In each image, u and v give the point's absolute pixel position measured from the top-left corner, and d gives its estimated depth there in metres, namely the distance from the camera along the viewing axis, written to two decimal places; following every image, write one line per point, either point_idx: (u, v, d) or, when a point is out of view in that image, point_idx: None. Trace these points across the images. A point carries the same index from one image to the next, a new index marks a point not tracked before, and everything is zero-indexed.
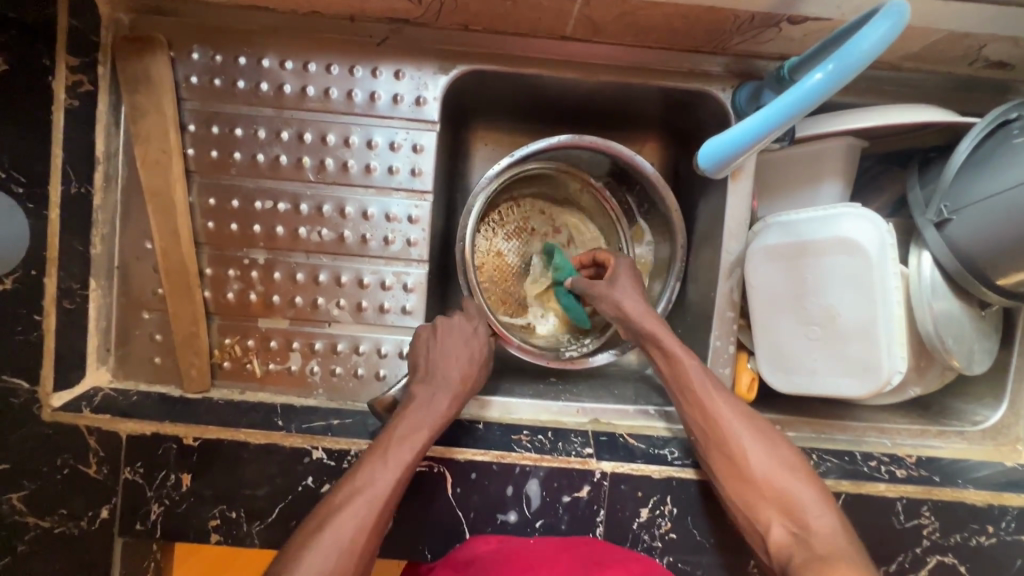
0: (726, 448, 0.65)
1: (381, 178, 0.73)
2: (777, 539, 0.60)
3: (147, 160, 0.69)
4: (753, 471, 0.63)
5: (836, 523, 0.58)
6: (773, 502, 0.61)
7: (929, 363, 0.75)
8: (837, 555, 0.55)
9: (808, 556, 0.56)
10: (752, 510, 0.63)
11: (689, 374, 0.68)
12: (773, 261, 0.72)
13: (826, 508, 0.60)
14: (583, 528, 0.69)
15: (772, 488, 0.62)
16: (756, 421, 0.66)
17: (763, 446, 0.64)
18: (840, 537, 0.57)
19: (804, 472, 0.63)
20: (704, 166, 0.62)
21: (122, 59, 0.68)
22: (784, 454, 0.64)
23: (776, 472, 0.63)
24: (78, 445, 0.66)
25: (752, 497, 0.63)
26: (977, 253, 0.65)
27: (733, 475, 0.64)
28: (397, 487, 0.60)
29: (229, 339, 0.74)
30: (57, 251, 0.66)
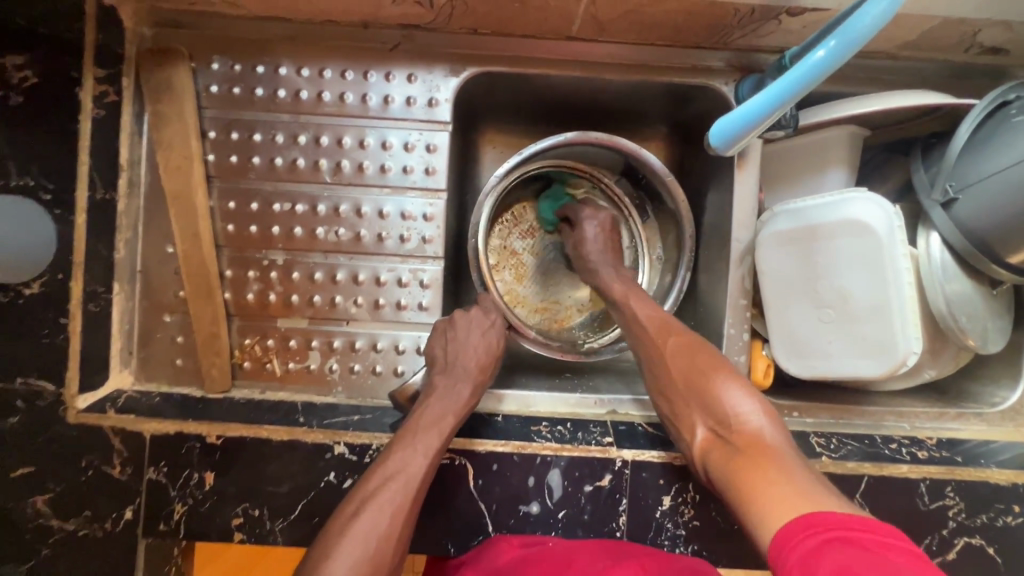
0: (656, 367, 0.68)
1: (396, 177, 0.75)
2: (704, 438, 0.61)
3: (170, 167, 0.72)
4: (678, 381, 0.65)
5: (759, 416, 0.57)
6: (700, 406, 0.62)
7: (943, 344, 0.75)
8: (753, 445, 0.55)
9: (727, 450, 0.57)
10: (684, 420, 0.64)
11: (630, 308, 0.74)
12: (782, 245, 0.73)
13: (750, 403, 0.59)
14: (606, 517, 0.69)
15: (695, 391, 0.63)
16: (682, 332, 0.69)
17: (685, 355, 0.66)
18: (759, 427, 0.56)
19: (725, 370, 0.63)
20: (716, 145, 0.64)
21: (146, 71, 0.71)
22: (707, 358, 0.65)
23: (696, 373, 0.64)
24: (102, 446, 0.66)
25: (684, 406, 0.64)
26: (987, 232, 0.66)
27: (667, 388, 0.66)
28: (428, 474, 0.61)
29: (249, 339, 0.75)
30: (82, 256, 0.67)
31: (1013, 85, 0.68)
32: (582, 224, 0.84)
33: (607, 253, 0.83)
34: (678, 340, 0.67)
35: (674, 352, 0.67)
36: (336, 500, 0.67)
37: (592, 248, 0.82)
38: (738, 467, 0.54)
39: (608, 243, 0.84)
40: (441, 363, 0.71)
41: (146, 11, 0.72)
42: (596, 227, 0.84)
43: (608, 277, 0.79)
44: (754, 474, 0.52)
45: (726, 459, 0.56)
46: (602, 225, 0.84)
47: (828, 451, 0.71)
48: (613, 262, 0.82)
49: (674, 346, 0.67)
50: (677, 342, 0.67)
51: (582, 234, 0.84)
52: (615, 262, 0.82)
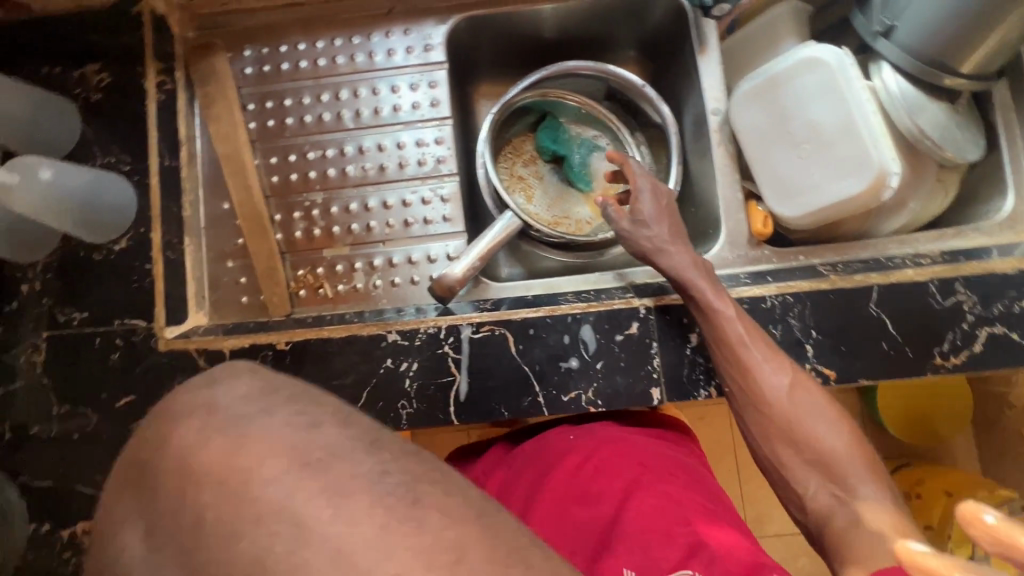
0: (764, 406, 0.67)
1: (407, 114, 0.87)
2: (818, 504, 0.62)
3: (220, 134, 0.85)
4: (794, 429, 0.65)
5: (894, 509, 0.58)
6: (817, 465, 0.63)
7: (923, 164, 0.81)
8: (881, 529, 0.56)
9: (847, 521, 0.58)
10: (792, 471, 0.64)
11: (726, 329, 0.69)
12: (751, 102, 0.81)
13: (870, 484, 0.60)
14: (642, 362, 0.74)
15: (816, 453, 0.63)
16: (799, 374, 0.68)
17: (803, 403, 0.66)
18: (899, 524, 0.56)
19: (840, 425, 0.65)
20: None
21: (194, 62, 0.86)
22: (823, 410, 0.65)
23: (808, 419, 0.65)
24: (189, 367, 0.76)
25: (793, 453, 0.65)
26: (928, 48, 0.75)
27: (777, 434, 0.66)
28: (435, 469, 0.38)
29: (302, 271, 0.85)
30: (157, 211, 0.80)
31: None
32: (635, 189, 0.77)
33: (669, 225, 0.77)
34: (788, 383, 0.67)
35: (789, 398, 0.66)
36: (395, 384, 0.75)
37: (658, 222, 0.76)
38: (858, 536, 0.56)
39: (668, 216, 0.78)
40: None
41: (188, 19, 0.88)
42: (652, 196, 0.78)
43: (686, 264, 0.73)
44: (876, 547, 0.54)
45: (846, 531, 0.57)
46: (661, 200, 0.78)
47: (836, 272, 0.77)
48: (681, 235, 0.77)
49: (779, 387, 0.67)
50: (792, 385, 0.67)
51: (636, 206, 0.77)
52: (683, 242, 0.76)
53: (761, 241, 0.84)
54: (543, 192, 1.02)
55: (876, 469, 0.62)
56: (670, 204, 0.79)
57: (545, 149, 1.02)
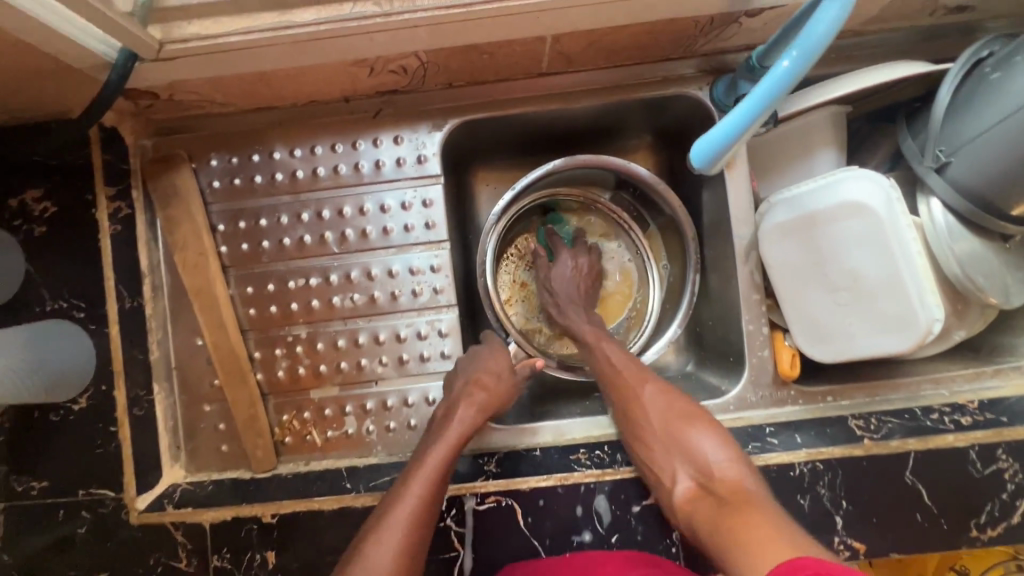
0: (633, 413, 0.71)
1: (399, 237, 0.78)
2: (688, 490, 0.63)
3: (187, 264, 0.75)
4: (658, 426, 0.68)
5: (740, 469, 0.61)
6: (683, 461, 0.65)
7: (967, 305, 0.74)
8: (742, 497, 0.57)
9: (716, 501, 0.59)
10: (663, 469, 0.66)
11: (603, 353, 0.78)
12: (785, 237, 0.73)
13: (727, 454, 0.63)
14: (659, 535, 0.69)
15: (673, 441, 0.66)
16: (657, 380, 0.73)
17: (665, 402, 0.70)
18: (746, 481, 0.60)
19: (704, 422, 0.68)
20: (698, 166, 0.58)
21: (151, 180, 0.75)
22: (689, 411, 0.69)
23: (679, 423, 0.68)
24: (167, 542, 0.69)
25: (659, 447, 0.67)
26: (984, 189, 0.66)
27: (646, 435, 0.68)
28: (420, 515, 0.60)
29: (287, 415, 0.78)
30: (121, 363, 0.72)
31: (988, 41, 0.68)
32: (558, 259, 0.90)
33: (580, 293, 0.88)
34: (658, 392, 0.71)
35: (654, 400, 0.71)
36: None
37: (563, 289, 0.87)
38: (725, 515, 0.56)
39: (583, 284, 0.89)
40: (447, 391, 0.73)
41: (144, 125, 0.77)
42: (572, 265, 0.89)
43: (582, 323, 0.84)
44: (740, 517, 0.54)
45: (715, 510, 0.58)
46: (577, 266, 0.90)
47: (871, 434, 0.71)
48: (581, 304, 0.87)
49: (654, 397, 0.71)
50: (656, 390, 0.71)
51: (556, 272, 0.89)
52: (586, 307, 0.87)
53: (787, 381, 0.78)
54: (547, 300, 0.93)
55: (734, 443, 0.65)
56: (588, 275, 0.90)
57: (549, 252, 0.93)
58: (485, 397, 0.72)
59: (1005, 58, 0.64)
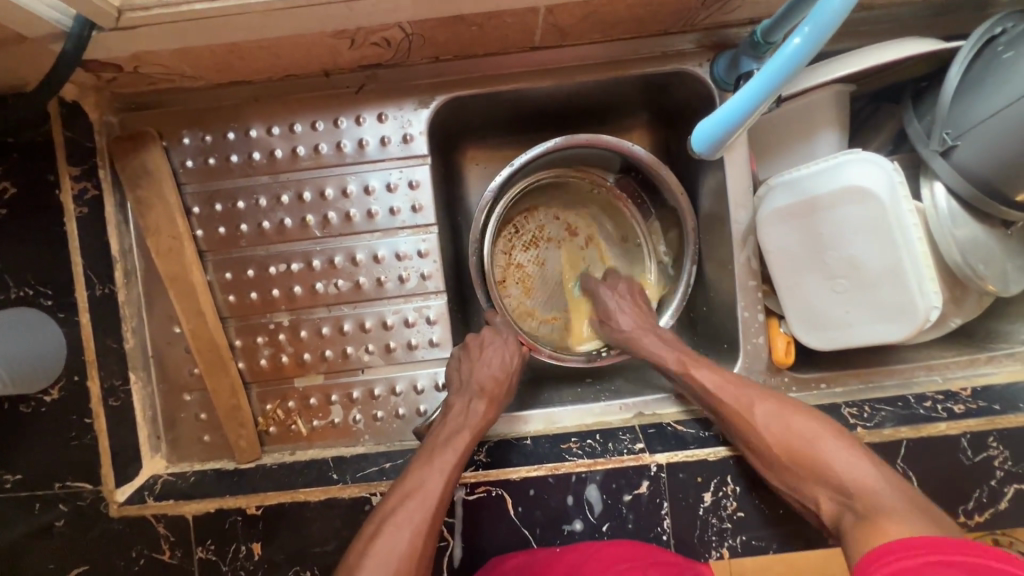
0: (745, 433, 0.66)
1: (385, 221, 0.75)
2: (829, 511, 0.61)
3: (160, 249, 0.71)
4: (779, 446, 0.64)
5: (876, 479, 0.58)
6: (814, 477, 0.62)
7: (965, 291, 0.73)
8: (880, 509, 0.55)
9: (856, 517, 0.57)
10: (798, 488, 0.63)
11: (695, 379, 0.71)
12: (784, 222, 0.72)
13: (874, 471, 0.59)
14: (650, 524, 0.68)
15: (803, 466, 0.63)
16: (766, 396, 0.68)
17: (780, 420, 0.65)
18: (886, 492, 0.57)
19: (833, 436, 0.63)
20: (699, 152, 0.55)
21: (119, 159, 0.71)
22: (810, 425, 0.64)
23: (803, 449, 0.63)
24: (149, 535, 0.67)
25: (812, 484, 0.62)
26: (989, 174, 0.64)
27: (771, 466, 0.65)
28: (445, 494, 0.63)
29: (270, 404, 0.76)
30: (93, 352, 0.69)
31: (1001, 17, 0.64)
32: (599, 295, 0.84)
33: (635, 316, 0.81)
34: (772, 409, 0.66)
35: (768, 420, 0.66)
36: None
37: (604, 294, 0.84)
38: (863, 530, 0.55)
39: (634, 306, 0.82)
40: (456, 383, 0.73)
41: (108, 99, 0.72)
42: (617, 295, 0.84)
43: (625, 317, 0.81)
44: (877, 530, 0.52)
45: (855, 527, 0.56)
46: (623, 295, 0.84)
47: (864, 423, 0.70)
48: (627, 298, 0.84)
49: (766, 414, 0.66)
50: (768, 410, 0.66)
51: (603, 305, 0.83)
52: (650, 325, 0.80)
53: (781, 368, 0.77)
54: (546, 283, 0.91)
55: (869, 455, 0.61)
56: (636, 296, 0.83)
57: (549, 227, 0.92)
58: (490, 387, 0.72)
59: (1020, 36, 0.61)
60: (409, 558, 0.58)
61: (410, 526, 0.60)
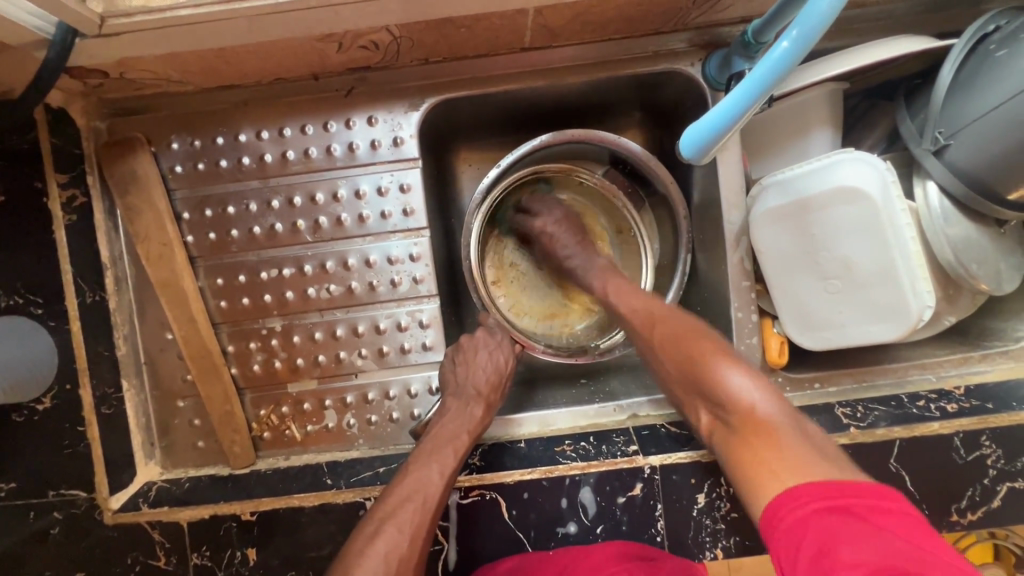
0: (653, 348, 0.66)
1: (376, 224, 0.75)
2: (708, 422, 0.60)
3: (151, 256, 0.71)
4: (676, 369, 0.63)
5: (763, 397, 0.56)
6: (697, 391, 0.61)
7: (958, 290, 0.72)
8: (755, 424, 0.54)
9: (730, 434, 0.57)
10: (683, 398, 0.63)
11: (615, 306, 0.73)
12: (777, 222, 0.71)
13: (736, 376, 0.57)
14: (644, 525, 0.69)
15: (688, 367, 0.61)
16: (684, 321, 0.66)
17: (677, 341, 0.64)
18: (764, 404, 0.55)
19: (724, 357, 0.60)
20: (688, 155, 0.55)
21: (108, 167, 0.70)
22: (704, 342, 0.62)
23: (698, 363, 0.60)
24: (144, 542, 0.68)
25: (705, 414, 0.60)
26: (982, 174, 0.63)
27: (670, 376, 0.64)
28: (444, 495, 0.64)
29: (265, 410, 0.76)
30: (85, 361, 0.69)
31: (996, 13, 0.64)
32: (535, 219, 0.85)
33: (582, 249, 0.82)
34: (670, 326, 0.66)
35: (666, 346, 0.64)
36: None
37: (580, 262, 0.81)
38: (744, 451, 0.54)
39: (577, 232, 0.84)
40: (452, 385, 0.73)
41: (96, 105, 0.71)
42: (559, 220, 0.85)
43: (592, 277, 0.78)
44: (760, 467, 0.52)
45: (730, 445, 0.56)
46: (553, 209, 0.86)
47: (857, 422, 0.71)
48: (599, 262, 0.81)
49: (663, 339, 0.65)
50: (666, 328, 0.66)
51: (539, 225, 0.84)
52: (588, 251, 0.82)
53: (775, 368, 0.77)
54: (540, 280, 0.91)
55: (769, 383, 0.58)
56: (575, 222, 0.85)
57: None
58: (488, 388, 0.73)
59: (1013, 34, 0.61)
60: (407, 557, 0.58)
61: (404, 527, 0.60)
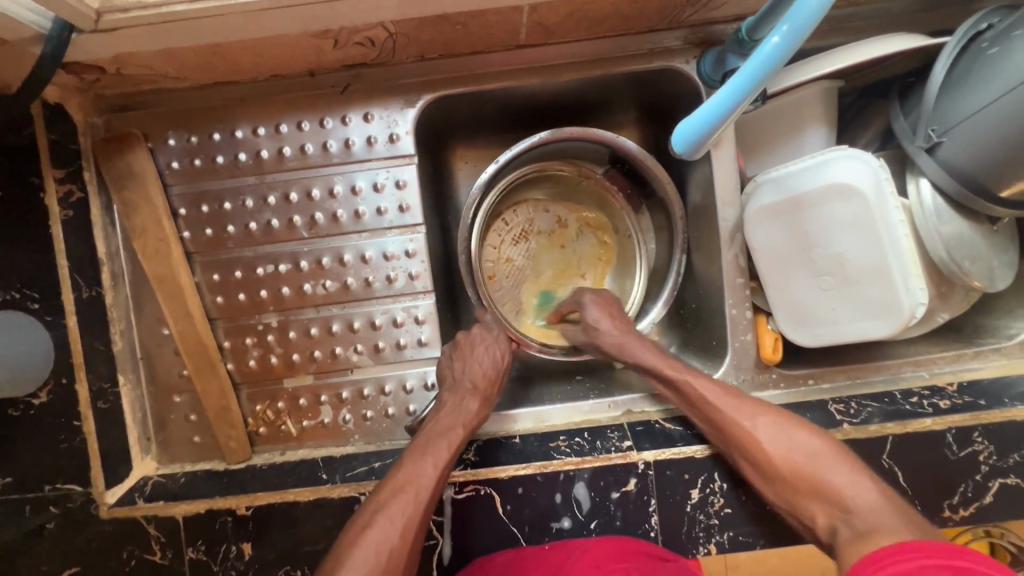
0: (750, 455, 0.65)
1: (372, 220, 0.75)
2: (824, 528, 0.60)
3: (147, 251, 0.71)
4: (783, 465, 0.63)
5: (875, 494, 0.57)
6: (812, 492, 0.61)
7: (951, 287, 0.73)
8: (875, 525, 0.53)
9: (851, 531, 0.56)
10: (797, 504, 0.62)
11: (699, 393, 0.69)
12: (772, 219, 0.71)
13: (849, 472, 0.60)
14: (638, 521, 0.69)
15: (805, 481, 0.61)
16: (770, 410, 0.67)
17: (785, 438, 0.64)
18: (882, 509, 0.55)
19: (835, 456, 0.62)
20: (680, 150, 0.56)
21: (104, 162, 0.71)
22: (811, 440, 0.63)
23: (806, 471, 0.62)
24: (139, 536, 0.68)
25: (818, 506, 0.60)
26: (975, 170, 0.64)
27: (772, 478, 0.63)
28: (438, 487, 0.64)
29: (260, 405, 0.76)
30: (81, 356, 0.69)
31: (987, 12, 0.64)
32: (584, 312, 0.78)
33: (625, 329, 0.76)
34: (772, 422, 0.65)
35: (771, 435, 0.64)
36: None
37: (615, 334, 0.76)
38: (860, 547, 0.52)
39: (617, 320, 0.78)
40: (448, 380, 0.73)
41: (92, 101, 0.72)
42: (598, 307, 0.79)
43: (646, 356, 0.73)
44: (872, 545, 0.51)
45: (851, 541, 0.54)
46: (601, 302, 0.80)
47: (850, 419, 0.71)
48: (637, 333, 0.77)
49: (770, 430, 0.65)
50: (770, 423, 0.65)
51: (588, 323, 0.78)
52: (639, 337, 0.76)
53: (769, 365, 0.77)
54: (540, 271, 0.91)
55: (864, 467, 0.61)
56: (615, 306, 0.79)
57: (537, 221, 0.92)
58: (485, 382, 0.73)
59: (1004, 32, 0.61)
60: (398, 549, 0.58)
61: (397, 520, 0.60)
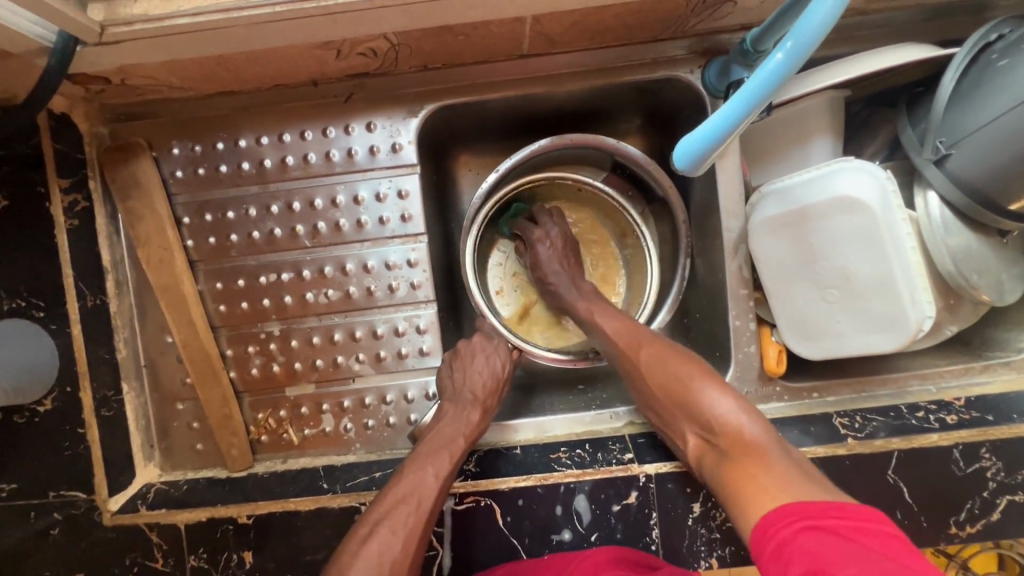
0: (636, 380, 0.69)
1: (374, 229, 0.75)
2: (696, 444, 0.63)
3: (151, 260, 0.72)
4: (659, 390, 0.67)
5: (740, 411, 0.60)
6: (683, 413, 0.64)
7: (960, 300, 0.72)
8: (744, 449, 0.58)
9: (719, 455, 0.60)
10: (675, 428, 0.66)
11: (600, 327, 0.74)
12: (775, 230, 0.71)
13: (723, 395, 0.62)
14: (639, 533, 0.68)
15: (680, 403, 0.65)
16: (652, 343, 0.69)
17: (661, 364, 0.67)
18: (747, 423, 0.59)
19: (707, 378, 0.64)
20: (682, 167, 0.54)
21: (110, 172, 0.71)
22: (685, 368, 0.65)
23: (683, 388, 0.64)
24: (141, 543, 0.68)
25: (691, 429, 0.64)
26: (984, 183, 0.63)
27: (652, 401, 0.68)
28: (438, 499, 0.64)
29: (262, 414, 0.77)
30: (85, 364, 0.69)
31: (999, 21, 0.63)
32: (532, 247, 0.83)
33: (568, 268, 0.82)
34: (653, 351, 0.68)
35: (651, 364, 0.68)
36: None
37: (556, 274, 0.81)
38: (733, 470, 0.57)
39: (564, 257, 0.83)
40: (449, 391, 0.73)
41: (98, 111, 0.72)
42: (549, 246, 0.83)
43: (572, 296, 0.79)
44: (751, 483, 0.55)
45: (720, 465, 0.59)
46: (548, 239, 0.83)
47: (855, 433, 0.70)
48: (576, 276, 0.82)
49: (650, 359, 0.68)
50: (651, 353, 0.68)
51: (535, 255, 0.83)
52: (575, 277, 0.81)
53: (773, 377, 0.77)
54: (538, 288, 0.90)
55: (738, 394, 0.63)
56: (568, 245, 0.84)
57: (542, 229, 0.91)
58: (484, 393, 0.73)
59: (1015, 44, 0.60)
60: (398, 561, 0.58)
61: (396, 532, 0.60)
